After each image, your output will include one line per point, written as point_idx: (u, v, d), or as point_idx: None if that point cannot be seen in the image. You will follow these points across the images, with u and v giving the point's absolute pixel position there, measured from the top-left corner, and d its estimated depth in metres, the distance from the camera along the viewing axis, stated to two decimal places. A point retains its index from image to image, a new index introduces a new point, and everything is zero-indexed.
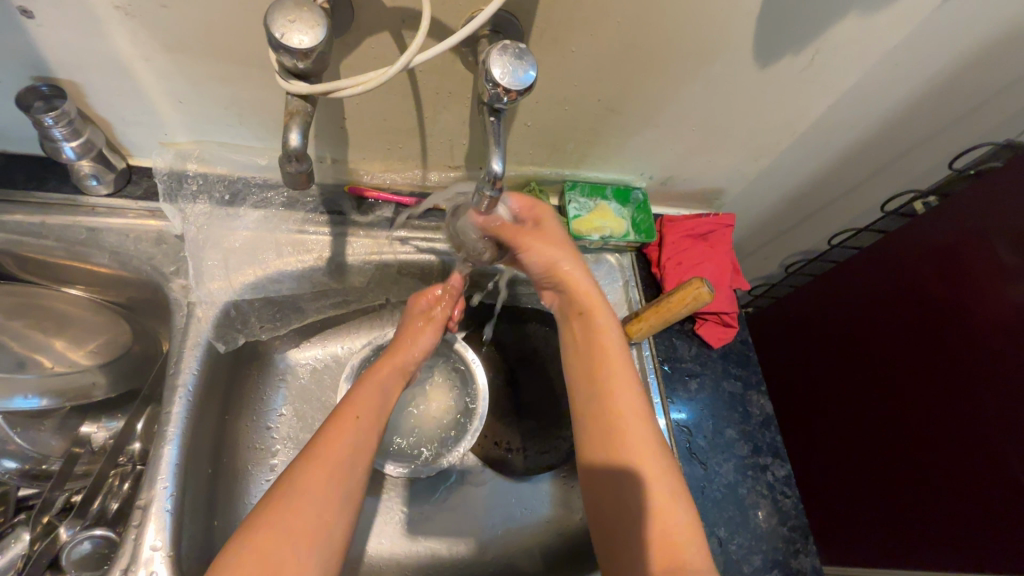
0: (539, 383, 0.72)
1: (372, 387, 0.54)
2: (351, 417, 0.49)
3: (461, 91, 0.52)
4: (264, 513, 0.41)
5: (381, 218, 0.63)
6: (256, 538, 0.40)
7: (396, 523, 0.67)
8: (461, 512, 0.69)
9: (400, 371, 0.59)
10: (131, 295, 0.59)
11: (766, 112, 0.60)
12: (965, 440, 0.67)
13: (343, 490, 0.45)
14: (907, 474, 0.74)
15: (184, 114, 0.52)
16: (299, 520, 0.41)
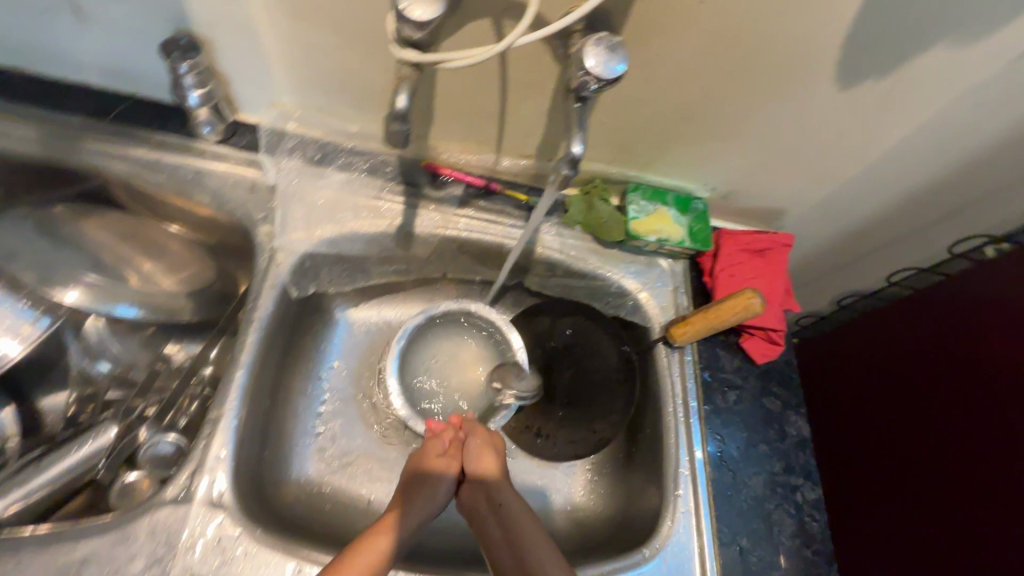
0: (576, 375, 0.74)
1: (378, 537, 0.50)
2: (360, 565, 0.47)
3: (545, 81, 0.55)
4: None
5: (450, 195, 0.67)
6: None
7: None
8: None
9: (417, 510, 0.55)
10: (221, 236, 0.64)
11: (840, 135, 0.60)
12: (999, 499, 0.64)
13: None
14: (930, 528, 0.71)
15: (293, 77, 0.58)
16: None
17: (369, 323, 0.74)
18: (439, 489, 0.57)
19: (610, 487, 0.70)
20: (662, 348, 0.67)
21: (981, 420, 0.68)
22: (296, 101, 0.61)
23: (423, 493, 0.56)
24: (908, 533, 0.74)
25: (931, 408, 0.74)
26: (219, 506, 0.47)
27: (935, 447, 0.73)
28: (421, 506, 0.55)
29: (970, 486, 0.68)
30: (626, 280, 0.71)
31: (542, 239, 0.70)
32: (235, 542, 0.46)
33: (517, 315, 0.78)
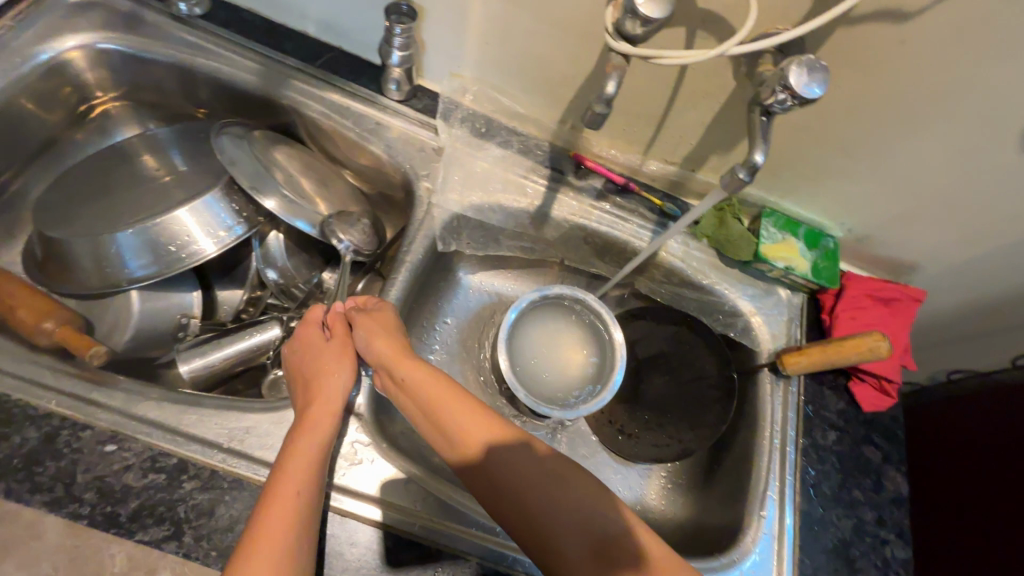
0: (670, 384, 0.75)
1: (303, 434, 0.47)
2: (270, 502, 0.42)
3: (717, 96, 0.58)
4: None
5: (590, 186, 0.71)
6: None
7: None
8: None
9: (329, 406, 0.50)
10: (383, 186, 0.71)
11: (1005, 198, 0.59)
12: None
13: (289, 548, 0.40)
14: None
15: (483, 55, 0.64)
16: None
17: (484, 290, 0.79)
18: (342, 379, 0.52)
19: (684, 497, 0.71)
20: (768, 374, 0.68)
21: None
22: (477, 76, 0.67)
23: (325, 395, 0.50)
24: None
25: None
26: (356, 414, 0.55)
27: None
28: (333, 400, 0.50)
29: None
30: (741, 301, 0.72)
31: (666, 245, 0.72)
32: (366, 449, 0.54)
33: (622, 313, 0.79)
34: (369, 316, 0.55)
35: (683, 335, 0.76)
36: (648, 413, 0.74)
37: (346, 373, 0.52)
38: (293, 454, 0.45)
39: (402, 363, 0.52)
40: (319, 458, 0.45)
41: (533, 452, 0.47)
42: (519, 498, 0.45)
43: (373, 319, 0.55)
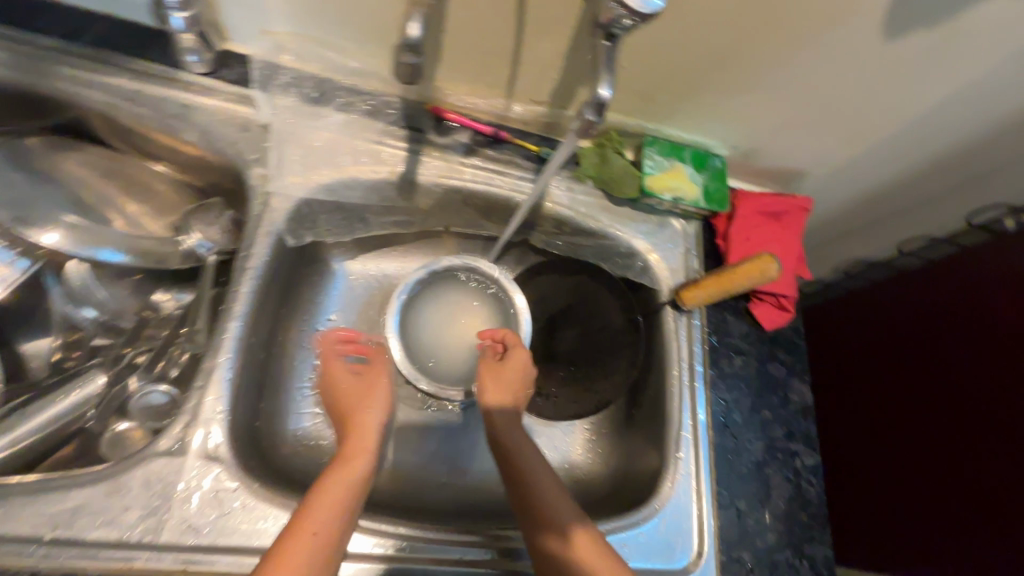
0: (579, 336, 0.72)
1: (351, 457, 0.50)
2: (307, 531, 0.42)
3: (568, 20, 0.50)
4: None
5: (456, 142, 0.63)
6: None
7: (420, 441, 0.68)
8: (468, 440, 0.69)
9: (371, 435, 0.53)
10: (213, 180, 0.60)
11: (879, 90, 0.56)
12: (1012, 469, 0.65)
13: None
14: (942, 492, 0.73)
15: (288, 4, 0.52)
16: None
17: (367, 275, 0.71)
18: (376, 415, 0.55)
19: (609, 446, 0.70)
20: (669, 310, 0.66)
21: (991, 390, 0.68)
22: (291, 30, 0.55)
23: (375, 419, 0.55)
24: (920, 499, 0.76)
25: (939, 378, 0.75)
26: (215, 459, 0.46)
27: (943, 417, 0.74)
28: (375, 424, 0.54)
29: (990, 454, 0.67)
30: (636, 240, 0.68)
31: (550, 194, 0.66)
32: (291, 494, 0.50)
33: (522, 274, 0.76)
34: (502, 364, 0.62)
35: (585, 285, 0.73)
36: (561, 370, 0.72)
37: (377, 416, 0.55)
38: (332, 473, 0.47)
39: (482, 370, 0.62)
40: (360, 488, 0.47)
41: (557, 477, 0.54)
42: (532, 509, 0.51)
43: (505, 367, 0.61)
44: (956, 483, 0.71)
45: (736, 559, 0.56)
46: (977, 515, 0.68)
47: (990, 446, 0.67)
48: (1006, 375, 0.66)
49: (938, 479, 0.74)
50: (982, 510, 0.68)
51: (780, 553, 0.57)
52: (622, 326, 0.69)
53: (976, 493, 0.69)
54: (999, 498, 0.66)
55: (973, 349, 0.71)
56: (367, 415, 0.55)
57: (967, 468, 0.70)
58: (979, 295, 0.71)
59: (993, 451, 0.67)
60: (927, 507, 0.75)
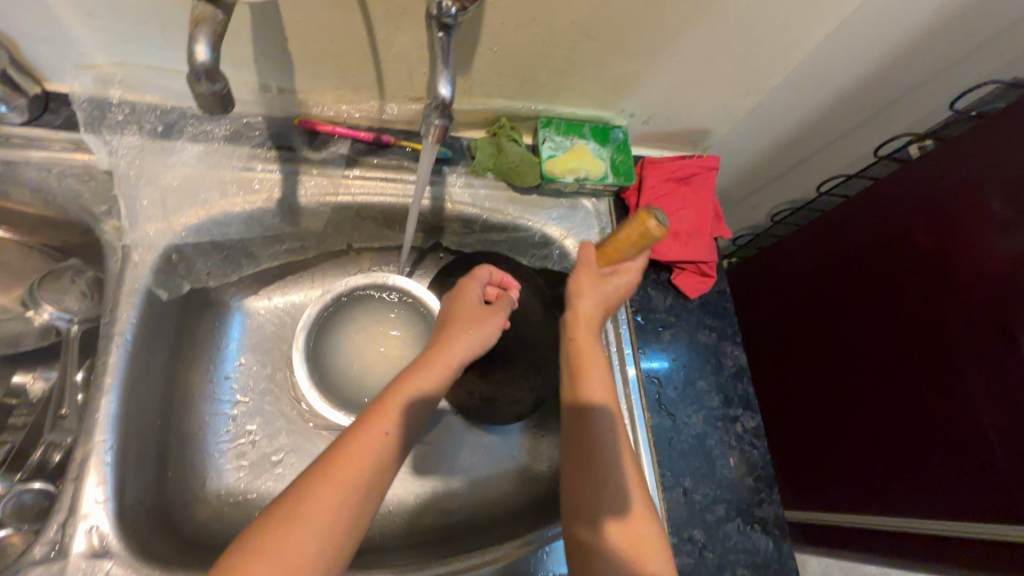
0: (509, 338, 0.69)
1: (415, 406, 0.47)
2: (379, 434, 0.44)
3: (416, 7, 0.46)
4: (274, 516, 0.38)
5: (335, 155, 0.58)
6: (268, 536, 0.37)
7: None
8: (414, 467, 0.67)
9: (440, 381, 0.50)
10: (65, 239, 0.54)
11: (762, 38, 0.54)
12: (948, 399, 0.66)
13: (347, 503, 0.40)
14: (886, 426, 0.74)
15: (98, 32, 0.46)
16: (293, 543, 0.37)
17: (274, 308, 0.66)
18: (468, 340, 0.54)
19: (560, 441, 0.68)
20: None
21: (923, 328, 0.69)
22: (114, 60, 0.49)
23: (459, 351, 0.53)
24: (867, 436, 0.77)
25: (871, 315, 0.76)
26: (104, 555, 0.42)
27: (878, 352, 0.75)
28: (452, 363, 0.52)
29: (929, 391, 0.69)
30: (548, 227, 0.65)
31: (450, 194, 0.62)
32: None
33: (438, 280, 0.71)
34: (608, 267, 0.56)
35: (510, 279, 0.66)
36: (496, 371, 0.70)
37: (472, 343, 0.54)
38: (392, 423, 0.45)
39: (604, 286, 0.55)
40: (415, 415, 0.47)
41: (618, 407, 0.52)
42: (586, 459, 0.49)
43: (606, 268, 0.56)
44: (898, 415, 0.72)
45: (688, 538, 0.55)
46: (919, 442, 0.70)
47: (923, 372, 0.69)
48: (933, 301, 0.68)
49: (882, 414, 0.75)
50: (924, 437, 0.69)
51: (731, 523, 0.56)
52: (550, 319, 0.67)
53: (919, 421, 0.70)
54: (938, 423, 0.67)
55: (896, 281, 0.73)
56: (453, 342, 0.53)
57: (907, 402, 0.71)
58: (898, 230, 0.73)
59: (931, 386, 0.68)
60: (874, 447, 0.76)
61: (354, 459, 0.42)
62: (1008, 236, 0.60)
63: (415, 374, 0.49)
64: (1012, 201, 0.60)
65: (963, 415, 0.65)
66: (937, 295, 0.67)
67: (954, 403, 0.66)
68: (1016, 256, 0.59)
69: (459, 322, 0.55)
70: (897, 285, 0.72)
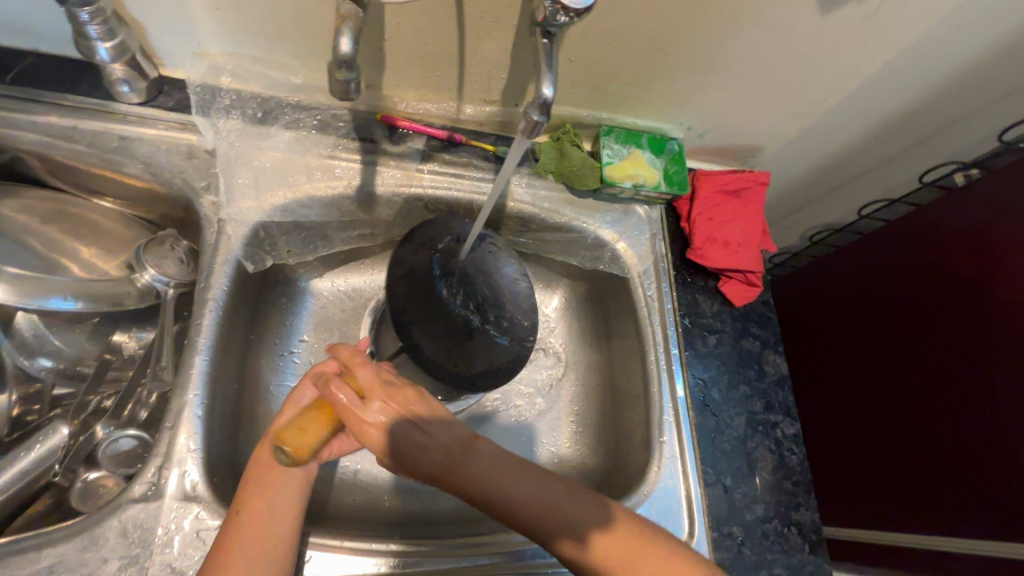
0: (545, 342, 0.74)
1: (268, 489, 0.43)
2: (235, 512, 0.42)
3: (508, 18, 0.50)
4: None
5: (412, 149, 0.62)
6: None
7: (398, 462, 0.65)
8: None
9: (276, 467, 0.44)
10: (163, 210, 0.59)
11: (821, 64, 0.57)
12: (984, 423, 0.68)
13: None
14: (919, 444, 0.75)
15: (220, 25, 0.50)
16: None
17: (336, 291, 0.69)
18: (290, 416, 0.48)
19: (594, 438, 0.69)
20: (641, 295, 0.66)
21: (959, 354, 0.71)
22: (227, 51, 0.54)
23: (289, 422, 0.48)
24: (899, 455, 0.78)
25: (907, 335, 0.78)
26: (194, 499, 0.45)
27: (913, 374, 0.77)
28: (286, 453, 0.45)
29: (965, 414, 0.70)
30: (603, 230, 0.68)
31: (512, 192, 0.66)
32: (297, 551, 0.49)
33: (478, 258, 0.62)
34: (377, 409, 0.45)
35: (458, 330, 0.56)
36: (523, 373, 0.72)
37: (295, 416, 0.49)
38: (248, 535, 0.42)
39: (420, 461, 0.45)
40: (273, 478, 0.44)
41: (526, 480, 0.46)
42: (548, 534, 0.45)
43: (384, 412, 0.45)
44: (932, 434, 0.74)
45: (728, 534, 0.57)
46: (955, 462, 0.71)
47: (960, 392, 0.71)
48: (974, 323, 0.70)
49: (915, 432, 0.76)
50: (960, 456, 0.70)
51: (768, 523, 0.58)
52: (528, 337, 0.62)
53: (952, 441, 0.71)
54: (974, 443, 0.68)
55: (937, 301, 0.74)
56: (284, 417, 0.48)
57: (940, 425, 0.73)
58: (939, 252, 0.75)
59: (966, 409, 0.70)
60: (903, 466, 0.77)
61: None
62: None
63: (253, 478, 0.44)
64: None
65: (998, 439, 0.66)
66: (977, 316, 0.69)
67: (989, 427, 0.67)
68: None
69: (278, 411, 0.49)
70: (939, 305, 0.74)
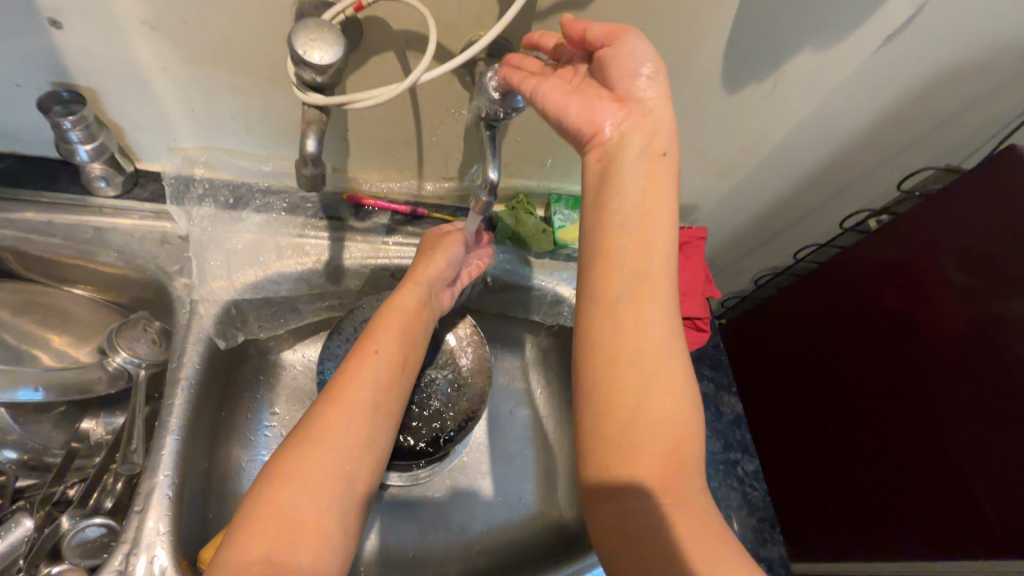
0: (513, 396, 0.77)
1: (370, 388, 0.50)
2: (349, 410, 0.48)
3: (458, 108, 0.56)
4: (263, 506, 0.42)
5: (377, 224, 0.66)
6: (257, 514, 0.42)
7: (378, 534, 0.66)
8: (431, 514, 0.69)
9: (388, 376, 0.52)
10: (134, 294, 0.61)
11: (736, 133, 0.65)
12: (932, 450, 0.72)
13: (331, 476, 0.45)
14: (885, 477, 0.78)
15: (194, 122, 0.55)
16: (285, 520, 0.42)
17: (307, 362, 0.70)
18: (406, 309, 0.56)
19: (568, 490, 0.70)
20: None
21: (899, 383, 0.76)
22: (201, 144, 0.58)
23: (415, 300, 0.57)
24: (868, 492, 0.81)
25: (852, 367, 0.83)
26: None
27: (864, 404, 0.81)
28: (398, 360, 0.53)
29: (914, 441, 0.74)
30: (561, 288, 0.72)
31: None
32: None
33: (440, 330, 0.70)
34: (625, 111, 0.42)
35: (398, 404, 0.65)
36: (491, 431, 0.74)
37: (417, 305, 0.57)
38: (335, 427, 0.47)
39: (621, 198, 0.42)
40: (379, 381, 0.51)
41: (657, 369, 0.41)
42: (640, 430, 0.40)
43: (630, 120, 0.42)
44: (890, 461, 0.77)
45: None
46: (913, 487, 0.74)
47: (907, 421, 0.75)
48: (908, 354, 0.75)
49: (879, 465, 0.79)
50: (922, 488, 0.73)
51: None
52: (460, 429, 0.66)
53: (906, 467, 0.75)
54: (928, 467, 0.72)
55: (873, 334, 0.80)
56: (403, 305, 0.56)
57: (892, 453, 0.77)
58: (866, 288, 0.81)
59: (915, 438, 0.74)
60: (868, 493, 0.80)
61: (315, 471, 0.44)
62: (962, 298, 0.68)
63: (348, 371, 0.50)
64: (961, 266, 0.69)
65: (947, 462, 0.70)
66: (907, 346, 0.75)
67: (936, 453, 0.71)
68: (972, 315, 0.67)
69: (408, 292, 0.57)
70: (888, 348, 0.78)
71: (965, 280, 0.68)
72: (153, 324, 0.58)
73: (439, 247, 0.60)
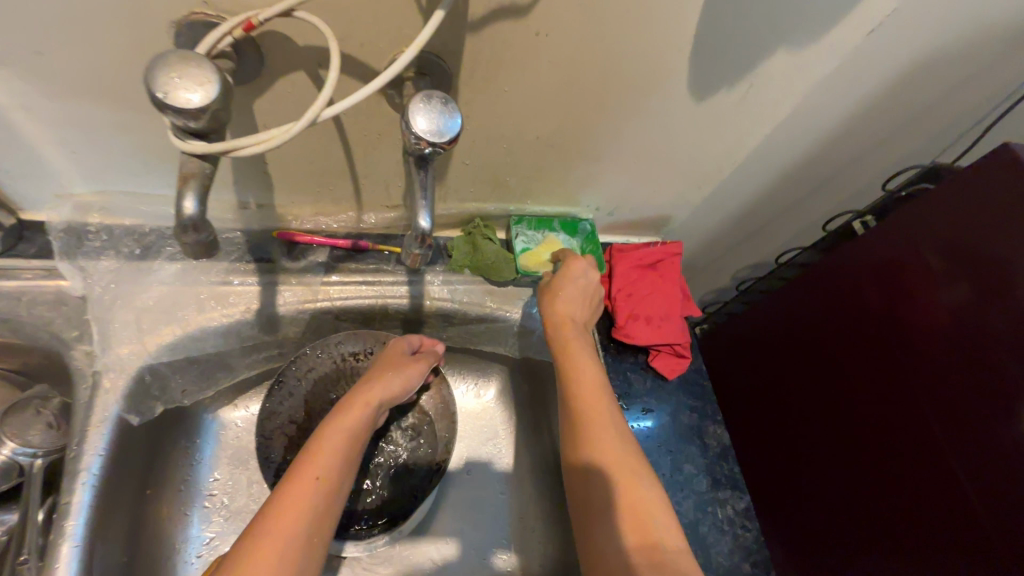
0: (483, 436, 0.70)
1: (315, 504, 0.42)
2: (287, 527, 0.40)
3: (392, 133, 0.49)
4: None
5: (313, 263, 0.59)
6: None
7: None
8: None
9: (330, 503, 0.43)
10: (28, 362, 0.53)
11: (709, 141, 0.59)
12: (930, 466, 0.61)
13: None
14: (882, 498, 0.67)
15: (79, 165, 0.47)
16: None
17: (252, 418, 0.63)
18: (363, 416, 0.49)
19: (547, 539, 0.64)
20: None
21: (886, 389, 0.67)
22: (94, 188, 0.50)
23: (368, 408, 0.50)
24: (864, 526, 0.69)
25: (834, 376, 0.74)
26: None
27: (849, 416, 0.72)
28: (343, 481, 0.45)
29: (908, 455, 0.63)
30: (528, 318, 0.65)
31: (428, 291, 0.63)
32: None
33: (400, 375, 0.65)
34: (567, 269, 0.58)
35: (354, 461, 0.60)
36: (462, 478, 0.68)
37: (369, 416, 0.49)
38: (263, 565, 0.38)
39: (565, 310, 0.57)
40: (327, 496, 0.43)
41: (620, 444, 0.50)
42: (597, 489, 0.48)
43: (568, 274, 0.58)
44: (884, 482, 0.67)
45: None
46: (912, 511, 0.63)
47: (895, 433, 0.65)
48: (894, 355, 0.66)
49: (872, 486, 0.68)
50: (924, 510, 0.62)
51: None
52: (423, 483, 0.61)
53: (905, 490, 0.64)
54: (926, 486, 0.61)
55: (854, 338, 0.71)
56: (361, 406, 0.49)
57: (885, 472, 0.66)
58: (844, 287, 0.73)
59: (903, 453, 0.64)
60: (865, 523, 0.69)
61: None
62: (947, 287, 0.60)
63: (283, 498, 0.41)
64: (941, 251, 0.60)
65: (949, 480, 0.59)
66: (892, 347, 0.66)
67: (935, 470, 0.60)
68: (956, 307, 0.59)
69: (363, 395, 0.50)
70: (876, 359, 0.68)
71: (946, 266, 0.60)
72: (51, 401, 0.51)
73: (405, 367, 0.55)
